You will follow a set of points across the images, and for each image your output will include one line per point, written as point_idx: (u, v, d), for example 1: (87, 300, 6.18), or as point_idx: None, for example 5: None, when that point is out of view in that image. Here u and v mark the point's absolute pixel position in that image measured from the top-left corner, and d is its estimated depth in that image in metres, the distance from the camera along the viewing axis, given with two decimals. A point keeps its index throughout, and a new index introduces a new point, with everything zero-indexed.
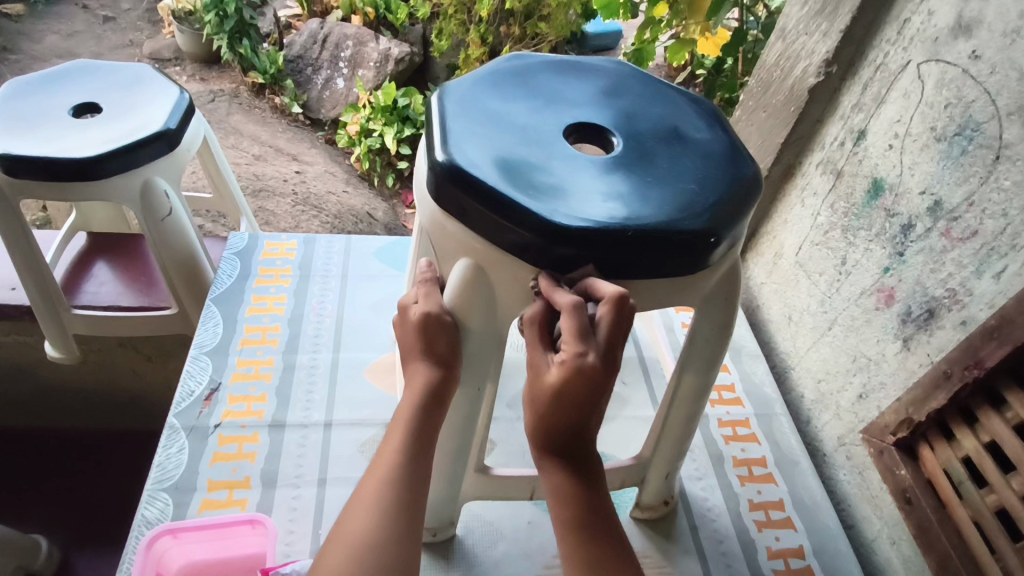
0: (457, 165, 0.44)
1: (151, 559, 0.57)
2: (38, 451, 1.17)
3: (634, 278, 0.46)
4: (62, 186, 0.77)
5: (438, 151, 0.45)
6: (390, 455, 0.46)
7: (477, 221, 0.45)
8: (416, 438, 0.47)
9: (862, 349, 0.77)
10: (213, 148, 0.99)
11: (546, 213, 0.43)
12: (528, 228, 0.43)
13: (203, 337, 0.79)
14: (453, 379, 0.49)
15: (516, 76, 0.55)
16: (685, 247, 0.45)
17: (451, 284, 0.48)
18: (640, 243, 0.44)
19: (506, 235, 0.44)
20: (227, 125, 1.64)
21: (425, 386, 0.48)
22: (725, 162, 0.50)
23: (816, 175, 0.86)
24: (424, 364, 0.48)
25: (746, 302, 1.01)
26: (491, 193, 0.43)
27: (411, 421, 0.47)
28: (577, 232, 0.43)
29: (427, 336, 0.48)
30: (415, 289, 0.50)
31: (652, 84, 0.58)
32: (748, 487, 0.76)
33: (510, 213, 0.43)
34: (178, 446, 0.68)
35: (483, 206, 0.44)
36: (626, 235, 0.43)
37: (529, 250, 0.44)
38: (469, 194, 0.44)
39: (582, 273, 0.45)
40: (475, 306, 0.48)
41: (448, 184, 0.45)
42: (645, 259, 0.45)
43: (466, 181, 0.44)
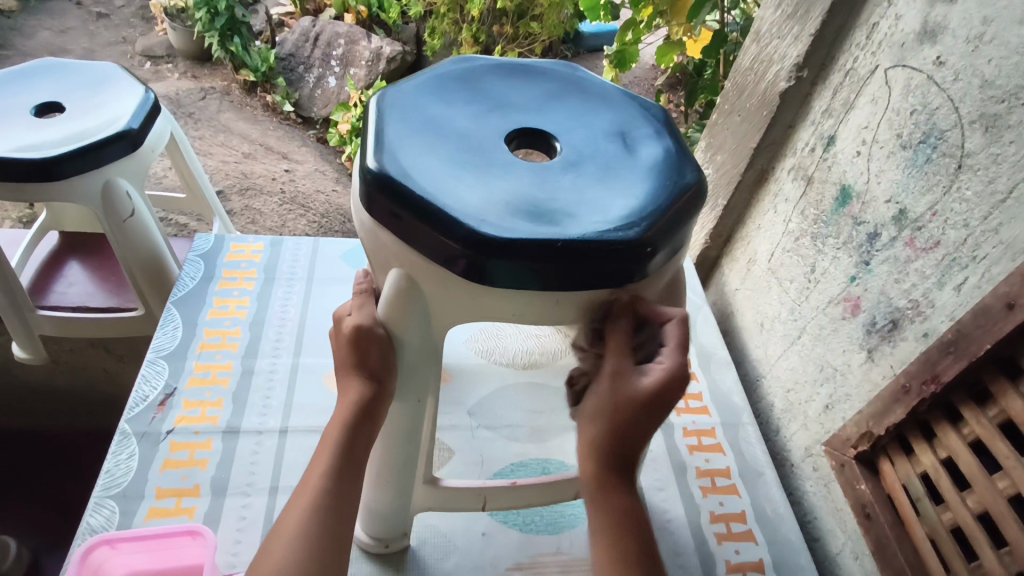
0: (387, 174, 0.43)
1: (88, 570, 0.55)
2: (13, 452, 1.16)
3: (570, 290, 0.44)
4: (21, 186, 0.76)
5: (370, 158, 0.44)
6: (318, 477, 0.47)
7: (408, 231, 0.44)
8: (344, 459, 0.48)
9: (829, 358, 0.75)
10: (183, 146, 0.98)
11: (475, 222, 0.42)
12: (458, 238, 0.42)
13: (161, 341, 0.78)
14: (386, 394, 0.49)
15: (461, 81, 0.54)
16: (620, 258, 0.43)
17: (384, 295, 0.47)
18: (571, 253, 0.42)
19: (435, 245, 0.43)
20: (216, 124, 1.64)
21: (356, 403, 0.48)
22: (668, 169, 0.49)
23: (788, 181, 0.85)
24: (356, 382, 0.49)
25: (723, 308, 1.00)
26: (418, 203, 0.42)
27: (339, 442, 0.48)
28: (505, 243, 0.41)
29: (359, 349, 0.48)
30: (351, 301, 0.51)
31: (603, 89, 0.57)
32: (710, 498, 0.75)
33: (439, 223, 0.42)
34: (128, 452, 0.68)
35: (411, 216, 0.42)
36: (556, 246, 0.42)
37: (457, 261, 0.43)
38: (398, 203, 0.43)
39: (515, 284, 0.43)
40: (407, 319, 0.47)
41: (378, 193, 0.43)
42: (578, 271, 0.43)
43: (394, 190, 0.43)
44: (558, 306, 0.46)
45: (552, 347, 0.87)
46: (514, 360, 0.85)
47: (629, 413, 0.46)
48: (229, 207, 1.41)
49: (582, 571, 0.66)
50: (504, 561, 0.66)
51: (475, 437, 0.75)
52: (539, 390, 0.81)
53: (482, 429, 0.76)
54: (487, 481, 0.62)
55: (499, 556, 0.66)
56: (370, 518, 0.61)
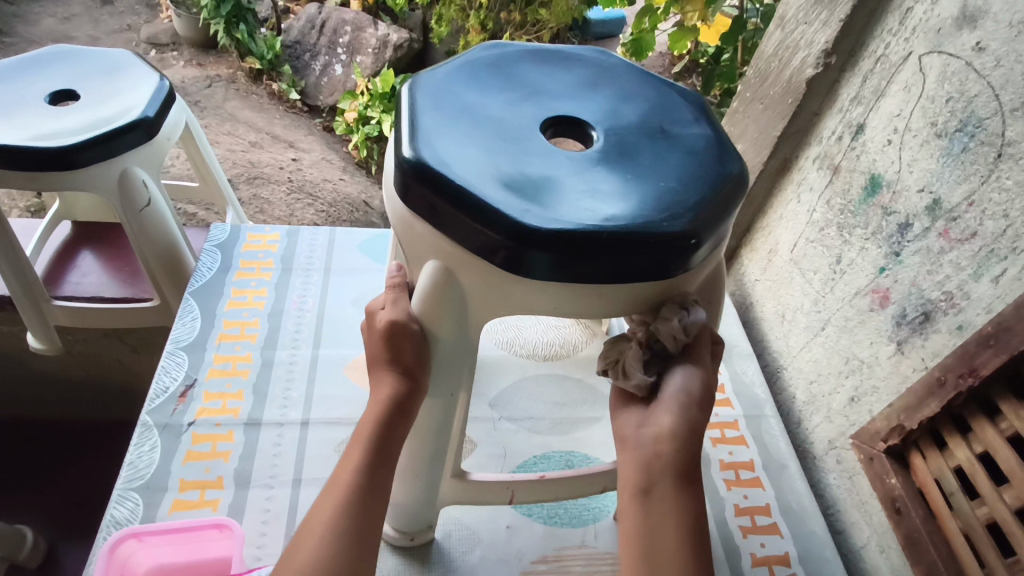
0: (425, 163, 0.42)
1: (116, 563, 0.55)
2: (27, 441, 1.16)
3: (609, 283, 0.43)
4: (38, 176, 0.74)
5: (406, 147, 0.43)
6: (350, 472, 0.47)
7: (446, 221, 0.43)
8: (377, 455, 0.48)
9: (855, 350, 0.74)
10: (197, 135, 0.96)
11: (518, 213, 0.41)
12: (498, 230, 0.41)
13: (180, 332, 0.77)
14: (419, 390, 0.49)
15: (493, 67, 0.53)
16: (663, 250, 0.42)
17: (420, 290, 0.47)
18: (615, 245, 0.41)
19: (474, 236, 0.42)
20: (223, 112, 1.62)
21: (390, 398, 0.49)
22: (709, 159, 0.48)
23: (813, 170, 0.84)
24: (391, 376, 0.49)
25: (740, 299, 0.99)
26: (459, 192, 0.41)
27: (372, 438, 0.48)
28: (549, 235, 0.40)
29: (394, 344, 0.48)
30: (383, 294, 0.51)
31: (636, 76, 0.56)
32: (735, 491, 0.75)
33: (479, 214, 0.41)
34: (150, 444, 0.67)
35: (452, 207, 0.41)
36: (602, 237, 0.41)
37: (497, 251, 0.42)
38: (437, 194, 0.42)
39: (555, 276, 0.42)
40: (441, 315, 0.47)
41: (415, 182, 0.42)
42: (620, 264, 0.42)
43: (433, 180, 0.42)
44: (601, 297, 0.45)
45: (572, 338, 0.86)
46: (534, 352, 0.84)
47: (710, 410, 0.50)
48: (238, 195, 1.40)
49: (608, 565, 0.65)
50: (529, 554, 0.65)
51: (497, 429, 0.75)
52: (561, 382, 0.81)
53: (503, 421, 0.76)
54: (516, 475, 0.61)
55: (524, 549, 0.65)
56: (396, 511, 0.61)
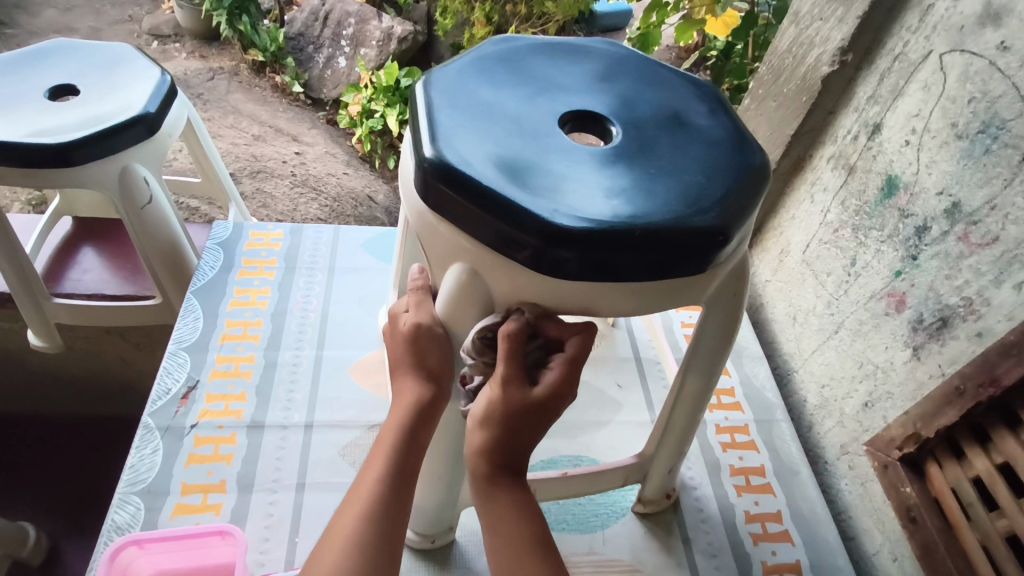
0: (447, 163, 0.40)
1: (116, 571, 0.53)
2: (29, 438, 1.16)
3: (639, 281, 0.42)
4: (38, 173, 0.73)
5: (426, 147, 0.41)
6: (372, 480, 0.47)
7: (470, 223, 0.41)
8: (400, 462, 0.47)
9: (869, 355, 0.73)
10: (198, 129, 0.95)
11: (548, 213, 0.39)
12: (527, 229, 0.39)
13: (182, 332, 0.76)
14: (443, 395, 0.49)
15: (504, 62, 0.51)
16: (692, 246, 0.41)
17: (444, 293, 0.45)
18: (647, 242, 0.40)
19: (501, 236, 0.40)
20: (226, 105, 1.61)
21: (414, 404, 0.48)
22: (732, 150, 0.46)
23: (827, 169, 0.82)
24: (415, 382, 0.48)
25: (750, 300, 0.98)
26: (486, 192, 0.39)
27: (396, 445, 0.47)
28: (580, 234, 0.39)
29: (419, 349, 0.47)
30: (406, 297, 0.49)
31: (649, 67, 0.54)
32: (745, 497, 0.73)
33: (506, 213, 0.39)
34: (152, 447, 0.66)
35: (477, 207, 0.40)
36: (633, 235, 0.40)
37: (525, 250, 0.40)
38: (461, 193, 0.40)
39: (585, 277, 0.41)
40: (468, 320, 0.46)
41: (437, 183, 0.41)
42: (651, 262, 0.41)
43: (456, 181, 0.40)
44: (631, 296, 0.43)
45: None
46: None
47: (513, 418, 0.46)
48: (241, 189, 1.38)
49: None
50: None
51: None
52: None
53: None
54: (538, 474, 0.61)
55: None
56: (417, 514, 0.60)
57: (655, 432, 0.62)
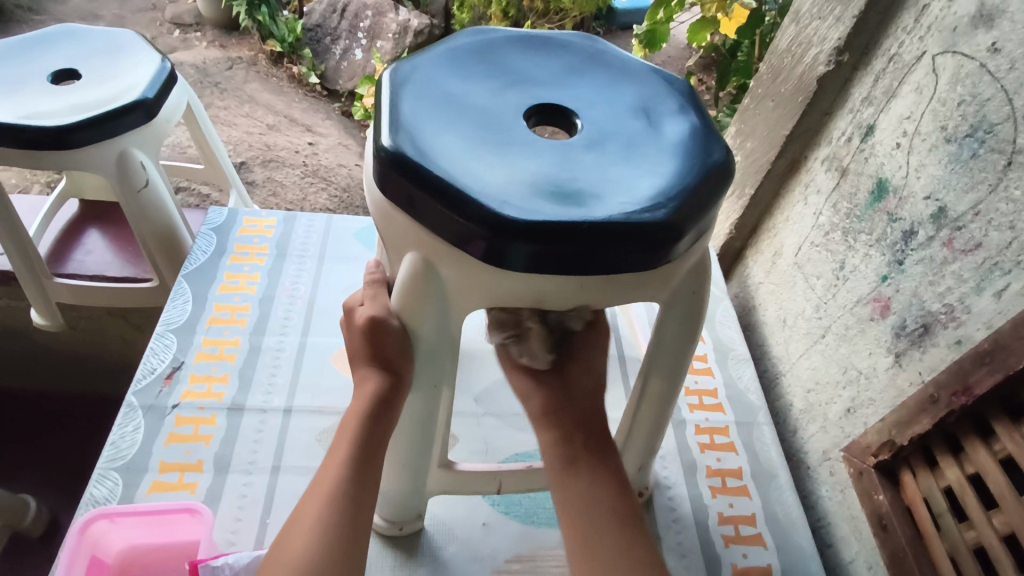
0: (402, 154, 0.40)
1: (86, 543, 0.55)
2: (36, 413, 1.19)
3: (591, 275, 0.42)
4: (37, 155, 0.75)
5: (384, 136, 0.42)
6: (335, 470, 0.47)
7: (423, 212, 0.41)
8: (363, 451, 0.48)
9: (853, 361, 0.72)
10: (199, 115, 0.96)
11: (496, 205, 0.39)
12: (475, 220, 0.39)
13: (171, 314, 0.78)
14: (403, 384, 0.49)
15: (475, 54, 0.51)
16: (645, 241, 0.41)
17: (398, 283, 0.45)
18: (595, 237, 0.40)
19: (451, 226, 0.40)
20: (242, 94, 1.63)
21: (374, 393, 0.48)
22: (694, 147, 0.46)
23: (821, 171, 0.81)
24: (376, 373, 0.49)
25: (745, 302, 0.97)
26: (438, 182, 0.40)
27: (360, 432, 0.48)
28: (528, 226, 0.39)
29: (376, 339, 0.48)
30: (363, 290, 0.51)
31: (624, 62, 0.54)
32: (720, 499, 0.73)
33: (457, 204, 0.39)
34: (134, 425, 0.68)
35: (429, 197, 0.40)
36: (580, 229, 0.39)
37: (475, 242, 0.40)
38: (414, 183, 0.40)
39: (535, 269, 0.41)
40: (424, 311, 0.45)
41: (392, 173, 0.41)
42: (602, 255, 0.40)
43: (410, 170, 0.40)
44: (582, 291, 0.43)
45: None
46: None
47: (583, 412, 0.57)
48: (251, 178, 1.41)
49: None
50: (502, 553, 0.64)
51: (480, 425, 0.74)
52: None
53: (488, 417, 0.74)
54: (504, 465, 0.60)
55: (499, 547, 0.65)
56: (384, 501, 0.60)
57: (622, 431, 0.61)
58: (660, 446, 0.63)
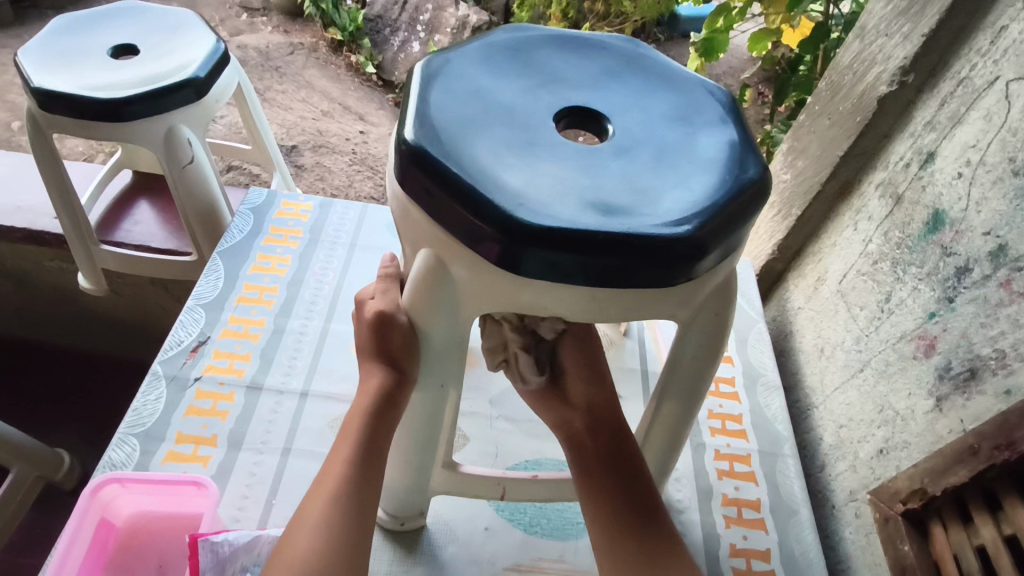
0: (423, 148, 0.40)
1: (98, 504, 0.56)
2: (79, 372, 1.24)
3: (605, 287, 0.40)
4: (92, 125, 0.78)
5: (408, 129, 0.41)
6: (339, 466, 0.47)
7: (440, 209, 0.40)
8: (366, 447, 0.48)
9: (891, 400, 0.68)
10: (248, 95, 0.98)
11: (512, 207, 0.38)
12: (490, 222, 0.38)
13: (203, 289, 0.79)
14: (408, 382, 0.48)
15: (512, 52, 0.50)
16: (665, 256, 0.39)
17: (410, 280, 0.45)
18: (611, 248, 0.38)
19: (466, 226, 0.39)
20: (300, 79, 1.66)
21: (378, 389, 0.48)
22: (729, 162, 0.43)
23: (874, 197, 0.76)
24: (379, 368, 0.48)
25: (782, 326, 0.93)
26: (455, 179, 0.39)
27: (363, 428, 0.48)
28: (542, 231, 0.37)
29: (382, 335, 0.47)
30: (375, 285, 0.51)
31: (665, 68, 0.52)
32: (734, 530, 0.70)
33: (473, 203, 0.38)
34: (156, 394, 0.69)
35: (445, 193, 0.39)
36: (597, 239, 0.38)
37: (488, 244, 0.39)
38: (433, 179, 0.39)
39: (546, 277, 0.39)
40: (433, 311, 0.45)
41: (412, 167, 0.40)
42: (618, 267, 0.39)
43: (430, 166, 0.39)
44: (595, 303, 0.41)
45: None
46: None
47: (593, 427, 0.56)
48: (301, 162, 1.43)
49: None
50: (501, 560, 0.63)
51: (492, 428, 0.73)
52: None
53: (501, 421, 0.73)
54: (508, 472, 0.59)
55: (498, 554, 0.63)
56: (387, 496, 0.60)
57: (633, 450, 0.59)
58: (673, 469, 0.60)
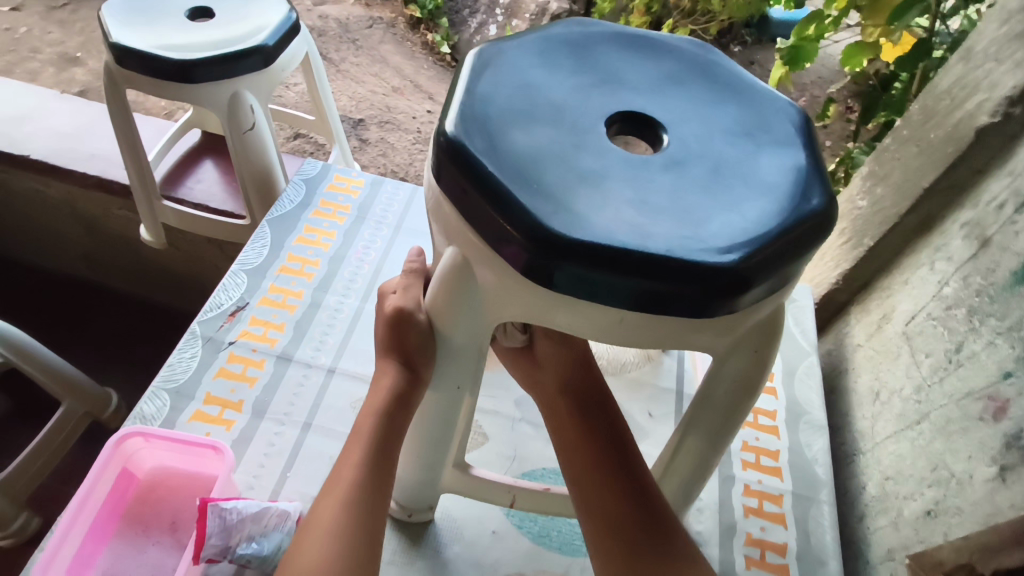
0: (462, 144, 0.38)
1: (122, 455, 0.58)
2: (136, 317, 1.30)
3: (636, 310, 0.37)
4: (163, 84, 0.80)
5: (450, 121, 0.39)
6: (352, 469, 0.47)
7: (472, 208, 0.38)
8: (379, 447, 0.48)
9: (947, 460, 0.62)
10: (315, 66, 0.98)
11: (546, 215, 0.36)
12: (520, 229, 0.36)
13: (248, 255, 0.80)
14: (421, 382, 0.49)
15: (571, 47, 0.47)
16: (705, 284, 0.36)
17: (433, 282, 0.44)
18: (644, 269, 0.35)
19: (497, 230, 0.37)
20: (375, 54, 1.67)
21: (391, 391, 0.49)
22: (791, 188, 0.40)
23: (957, 236, 0.69)
24: (394, 368, 0.49)
25: (837, 362, 0.87)
26: (490, 179, 0.37)
27: (377, 429, 0.48)
28: (574, 244, 0.35)
29: (400, 333, 0.48)
30: (397, 280, 0.53)
31: (735, 78, 0.48)
32: (754, 572, 0.66)
33: (505, 207, 0.36)
34: (191, 352, 0.71)
35: (477, 192, 0.37)
36: (631, 258, 0.35)
37: (517, 253, 0.37)
38: (467, 177, 0.37)
39: (573, 293, 0.37)
40: (452, 318, 0.44)
41: (448, 162, 0.38)
42: (652, 292, 0.36)
43: (466, 162, 0.37)
44: (623, 327, 0.39)
45: (624, 356, 0.79)
46: None
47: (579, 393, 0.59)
48: (366, 136, 1.45)
49: None
50: (505, 567, 0.61)
51: (513, 429, 0.71)
52: None
53: (523, 424, 0.71)
54: (520, 480, 0.58)
55: (502, 560, 0.62)
56: (398, 487, 0.59)
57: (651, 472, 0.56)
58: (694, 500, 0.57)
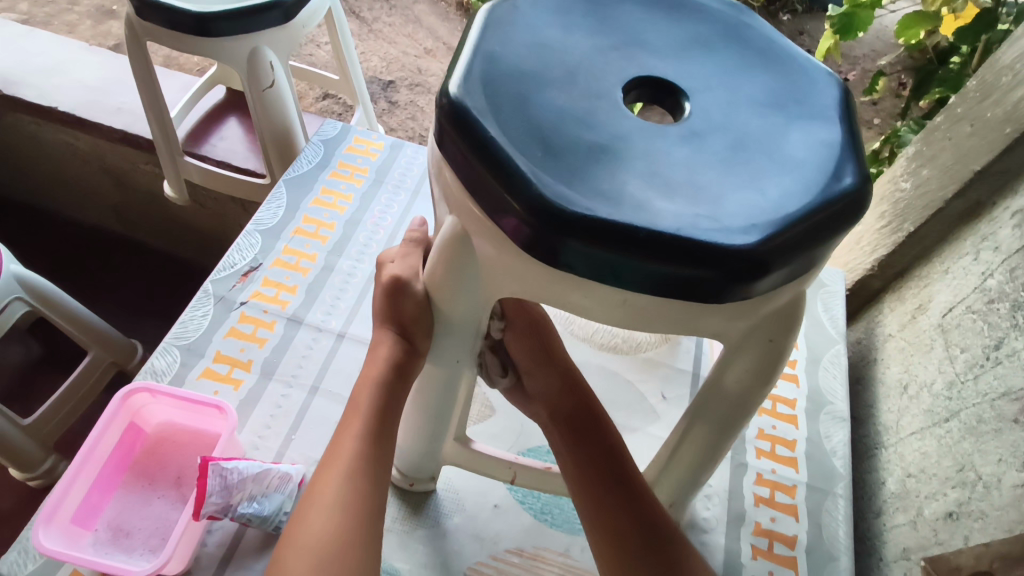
0: (465, 108, 0.35)
1: (129, 409, 0.59)
2: (164, 272, 1.32)
3: (642, 293, 0.35)
4: (183, 38, 0.79)
5: (453, 83, 0.37)
6: (350, 440, 0.46)
7: (472, 176, 0.36)
8: (377, 418, 0.47)
9: (974, 461, 0.59)
10: (338, 23, 0.96)
11: (549, 186, 0.33)
12: (521, 200, 0.33)
13: (263, 216, 0.80)
14: (418, 352, 0.48)
15: (592, 5, 0.44)
16: (717, 267, 0.33)
17: (434, 253, 0.42)
18: (652, 248, 0.33)
19: (497, 200, 0.35)
20: (409, 13, 1.61)
21: (389, 360, 0.48)
22: (821, 165, 0.36)
23: (1006, 224, 0.64)
24: (390, 339, 0.47)
25: (867, 352, 0.83)
26: (491, 145, 0.34)
27: (375, 401, 0.47)
28: (576, 218, 0.33)
29: (397, 302, 0.47)
30: (395, 250, 0.51)
31: (768, 44, 0.44)
32: (760, 563, 0.64)
33: (506, 176, 0.34)
34: (204, 311, 0.71)
35: (478, 159, 0.35)
36: (636, 237, 0.32)
37: (518, 226, 0.35)
38: (468, 143, 0.35)
39: (576, 270, 0.35)
40: (450, 291, 0.43)
41: (450, 127, 0.36)
42: (659, 273, 0.33)
43: (468, 127, 0.35)
44: (627, 310, 0.37)
45: (639, 336, 0.77)
46: (593, 338, 0.77)
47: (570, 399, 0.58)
48: (396, 98, 1.43)
49: None
50: (504, 541, 0.61)
51: None
52: (607, 377, 0.73)
53: None
54: (521, 457, 0.57)
55: (502, 534, 0.61)
56: (401, 456, 0.59)
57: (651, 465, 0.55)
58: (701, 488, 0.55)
